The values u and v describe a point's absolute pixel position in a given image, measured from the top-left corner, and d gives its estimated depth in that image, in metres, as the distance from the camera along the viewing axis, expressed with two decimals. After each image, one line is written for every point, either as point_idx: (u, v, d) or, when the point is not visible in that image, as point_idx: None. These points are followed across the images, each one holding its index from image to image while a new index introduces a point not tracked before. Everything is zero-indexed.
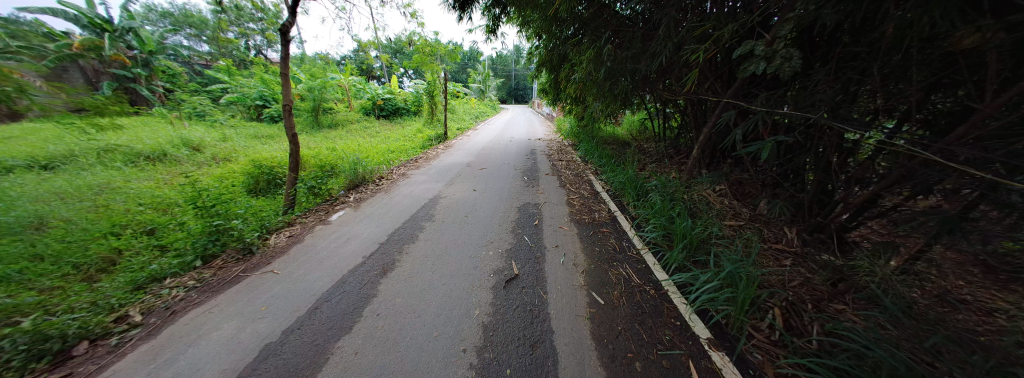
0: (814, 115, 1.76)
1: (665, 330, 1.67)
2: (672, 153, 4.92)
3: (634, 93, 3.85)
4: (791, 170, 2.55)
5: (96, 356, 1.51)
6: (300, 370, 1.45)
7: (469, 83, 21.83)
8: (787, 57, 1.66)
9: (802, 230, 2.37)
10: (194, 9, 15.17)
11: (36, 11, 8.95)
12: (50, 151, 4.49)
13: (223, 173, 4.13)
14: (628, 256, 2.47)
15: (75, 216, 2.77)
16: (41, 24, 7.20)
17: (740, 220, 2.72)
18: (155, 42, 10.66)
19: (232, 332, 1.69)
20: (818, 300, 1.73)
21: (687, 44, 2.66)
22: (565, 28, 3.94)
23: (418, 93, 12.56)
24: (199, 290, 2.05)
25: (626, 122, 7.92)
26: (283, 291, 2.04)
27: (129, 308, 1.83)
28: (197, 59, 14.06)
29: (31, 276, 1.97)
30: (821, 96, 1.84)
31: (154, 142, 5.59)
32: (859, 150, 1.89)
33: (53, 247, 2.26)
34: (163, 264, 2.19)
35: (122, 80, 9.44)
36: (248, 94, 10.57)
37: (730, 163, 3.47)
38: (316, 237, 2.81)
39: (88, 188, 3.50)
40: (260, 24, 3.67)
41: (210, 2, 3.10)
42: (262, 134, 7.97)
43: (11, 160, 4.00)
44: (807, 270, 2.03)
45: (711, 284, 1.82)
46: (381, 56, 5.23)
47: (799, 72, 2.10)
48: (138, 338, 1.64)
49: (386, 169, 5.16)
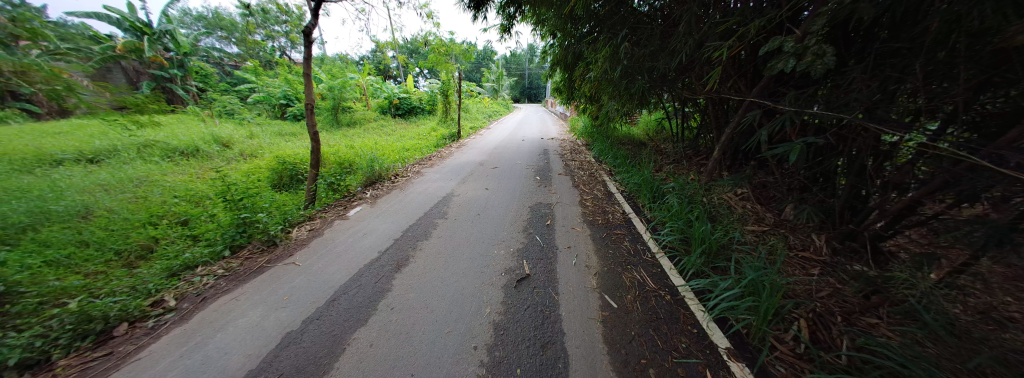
0: (849, 117, 1.66)
1: (682, 338, 1.62)
2: (691, 154, 4.77)
3: (651, 92, 3.78)
4: (821, 174, 2.43)
5: (134, 337, 1.63)
6: (318, 359, 1.50)
7: (482, 83, 22.11)
8: (819, 54, 1.59)
9: (832, 238, 2.25)
10: (225, 11, 15.93)
11: (82, 16, 9.65)
12: (96, 147, 4.86)
13: (250, 168, 4.35)
14: (643, 259, 2.42)
15: (117, 206, 2.99)
16: (88, 27, 7.76)
17: (763, 226, 2.64)
18: (190, 44, 11.32)
19: (257, 319, 1.77)
20: (847, 312, 1.65)
21: (709, 41, 2.58)
22: (579, 26, 3.91)
23: (433, 92, 12.75)
24: (227, 279, 2.16)
25: (642, 122, 7.77)
26: (304, 282, 2.13)
27: (164, 293, 1.95)
28: (228, 60, 14.85)
29: (78, 261, 2.17)
30: (855, 95, 1.75)
31: (187, 138, 5.95)
32: (897, 154, 1.78)
33: (98, 234, 2.46)
34: (196, 253, 2.32)
35: (160, 80, 10.11)
36: (272, 93, 11.05)
37: (753, 165, 3.35)
38: (335, 231, 2.91)
39: (129, 180, 3.77)
40: (284, 27, 3.82)
41: (239, 6, 3.27)
42: (286, 131, 8.31)
43: (62, 154, 4.38)
44: (837, 280, 1.92)
45: (732, 292, 1.75)
46: (398, 56, 5.35)
47: (831, 70, 2.00)
48: (172, 321, 1.75)
49: (401, 166, 5.26)
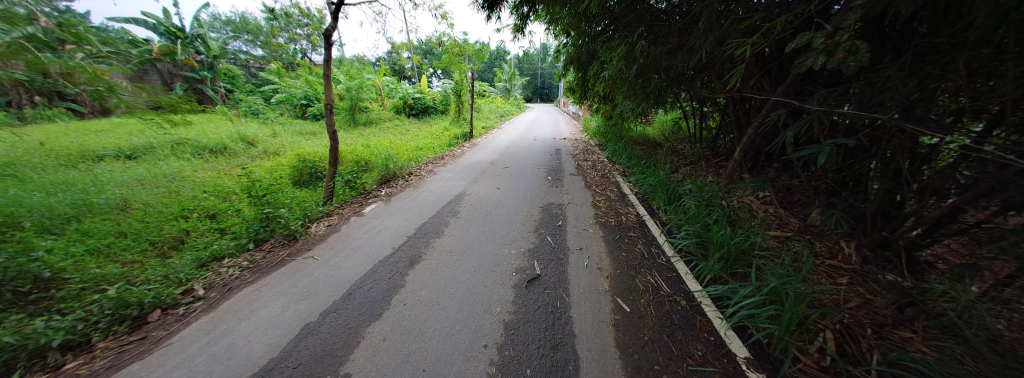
0: (883, 117, 1.57)
1: (698, 345, 1.58)
2: (709, 155, 4.63)
3: (668, 91, 3.69)
4: (851, 177, 2.31)
5: (166, 323, 1.73)
6: (335, 351, 1.54)
7: (495, 83, 22.27)
8: (852, 50, 1.51)
9: (862, 246, 2.13)
10: (251, 15, 16.64)
11: (122, 21, 10.31)
12: (134, 144, 5.19)
13: (273, 165, 4.54)
14: (658, 263, 2.37)
15: (152, 200, 3.19)
16: (127, 32, 8.29)
17: (787, 232, 2.53)
18: (219, 47, 11.92)
19: (278, 310, 1.85)
20: (879, 325, 1.56)
21: (731, 37, 2.50)
22: (594, 24, 3.86)
23: (446, 92, 12.90)
24: (251, 270, 2.26)
25: (658, 122, 7.60)
26: (322, 276, 2.20)
27: (193, 283, 2.06)
28: (253, 63, 15.53)
29: (118, 251, 2.33)
30: (890, 94, 1.65)
31: (216, 136, 6.26)
32: (937, 158, 1.66)
33: (135, 226, 2.63)
34: (223, 245, 2.45)
35: (192, 81, 10.69)
36: (294, 94, 11.47)
37: (776, 167, 3.22)
38: (351, 227, 2.99)
39: (163, 175, 4.00)
40: (305, 30, 3.95)
41: (264, 10, 3.42)
42: (306, 130, 8.62)
43: (104, 150, 4.71)
44: (868, 290, 1.82)
45: (753, 299, 1.69)
46: (413, 56, 5.44)
47: (864, 67, 1.90)
48: (201, 309, 1.85)
49: (415, 165, 5.35)
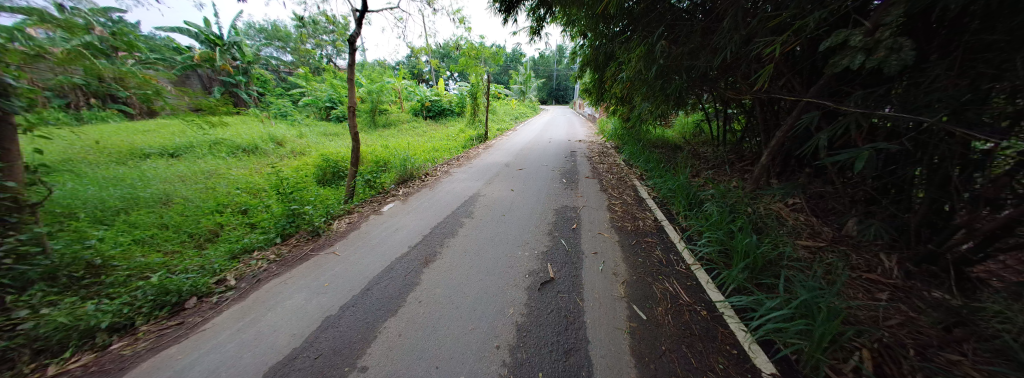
0: (931, 121, 1.46)
1: (719, 358, 1.51)
2: (733, 159, 4.45)
3: (689, 92, 3.58)
4: (892, 184, 2.14)
5: (201, 310, 1.85)
6: (353, 343, 1.60)
7: (510, 85, 22.45)
8: (895, 48, 1.41)
9: (905, 259, 1.98)
10: (282, 23, 17.65)
11: (169, 30, 11.20)
12: (177, 143, 5.61)
13: (300, 165, 4.77)
14: (677, 270, 2.29)
15: (191, 195, 3.43)
16: (173, 40, 8.99)
17: (818, 241, 2.38)
18: (253, 54, 12.71)
19: (301, 301, 1.93)
20: (924, 346, 1.43)
21: (758, 36, 2.40)
22: (612, 25, 3.82)
23: (463, 94, 13.12)
24: (278, 263, 2.38)
25: (679, 124, 7.38)
26: (342, 271, 2.29)
27: (226, 273, 2.20)
28: (282, 68, 16.45)
29: (159, 241, 2.52)
30: (938, 95, 1.53)
31: (248, 137, 6.66)
32: (993, 165, 1.52)
33: (176, 219, 2.84)
34: (253, 239, 2.59)
35: (228, 86, 11.45)
36: (319, 97, 12.02)
37: (808, 173, 3.04)
38: (370, 225, 3.08)
39: (201, 173, 4.30)
40: (331, 36, 4.14)
41: (294, 18, 3.62)
42: (330, 132, 8.99)
43: (151, 149, 5.11)
44: (911, 307, 1.68)
45: (781, 312, 1.60)
46: (431, 60, 5.57)
47: (908, 67, 1.77)
48: (232, 298, 1.97)
49: (431, 166, 5.46)
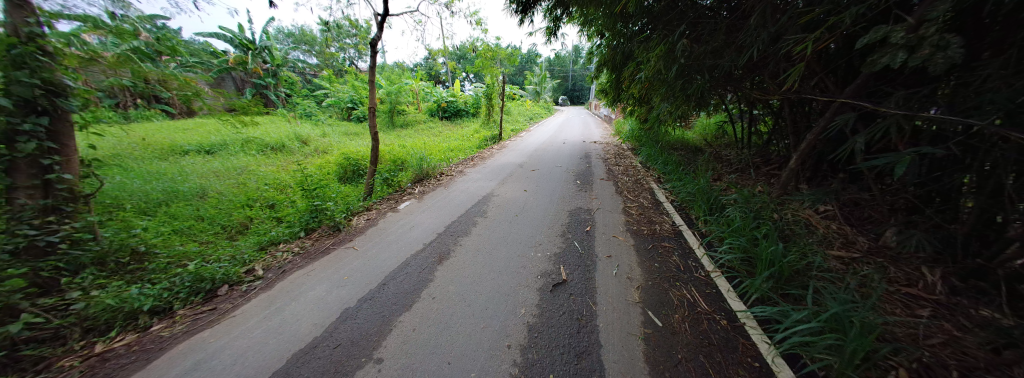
0: (983, 123, 1.34)
1: (739, 369, 1.45)
2: (758, 162, 4.25)
3: (712, 92, 3.45)
4: (938, 192, 1.98)
5: (232, 297, 1.97)
6: (370, 335, 1.65)
7: (526, 86, 22.52)
8: (941, 45, 1.31)
9: (951, 274, 1.82)
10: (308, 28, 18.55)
11: (207, 35, 12.02)
12: (212, 140, 6.00)
13: (322, 163, 4.97)
14: (696, 277, 2.22)
15: (223, 190, 3.65)
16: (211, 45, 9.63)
17: (852, 252, 2.23)
18: (282, 57, 13.41)
19: (322, 293, 2.02)
20: (970, 369, 1.32)
21: (787, 34, 2.29)
22: (631, 24, 3.76)
23: (479, 95, 13.26)
24: (301, 256, 2.49)
25: (700, 125, 7.13)
26: (360, 265, 2.37)
27: (255, 263, 2.33)
28: (309, 70, 17.26)
29: (195, 232, 2.70)
30: (989, 96, 1.41)
31: (276, 135, 7.02)
32: None
33: (210, 212, 3.03)
34: (279, 232, 2.73)
35: (259, 87, 12.14)
36: (342, 98, 12.50)
37: (841, 179, 2.86)
38: (387, 222, 3.17)
39: (234, 169, 4.57)
40: (354, 39, 4.29)
41: (319, 23, 3.78)
42: (351, 131, 9.34)
43: (189, 146, 5.48)
44: (957, 326, 1.55)
45: (807, 325, 1.51)
46: (448, 61, 5.67)
47: (957, 65, 1.63)
48: (259, 288, 2.08)
49: (446, 166, 5.55)
